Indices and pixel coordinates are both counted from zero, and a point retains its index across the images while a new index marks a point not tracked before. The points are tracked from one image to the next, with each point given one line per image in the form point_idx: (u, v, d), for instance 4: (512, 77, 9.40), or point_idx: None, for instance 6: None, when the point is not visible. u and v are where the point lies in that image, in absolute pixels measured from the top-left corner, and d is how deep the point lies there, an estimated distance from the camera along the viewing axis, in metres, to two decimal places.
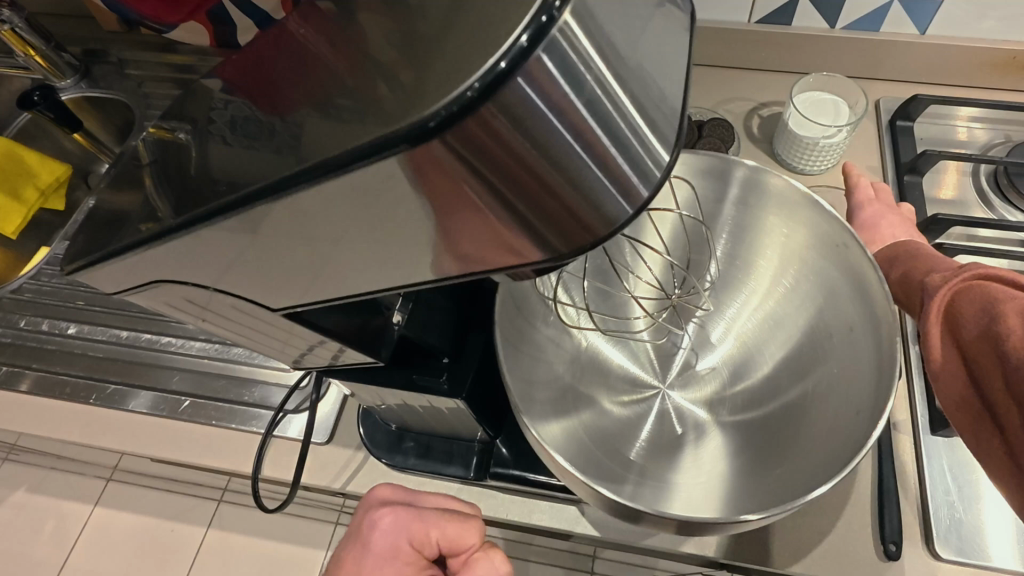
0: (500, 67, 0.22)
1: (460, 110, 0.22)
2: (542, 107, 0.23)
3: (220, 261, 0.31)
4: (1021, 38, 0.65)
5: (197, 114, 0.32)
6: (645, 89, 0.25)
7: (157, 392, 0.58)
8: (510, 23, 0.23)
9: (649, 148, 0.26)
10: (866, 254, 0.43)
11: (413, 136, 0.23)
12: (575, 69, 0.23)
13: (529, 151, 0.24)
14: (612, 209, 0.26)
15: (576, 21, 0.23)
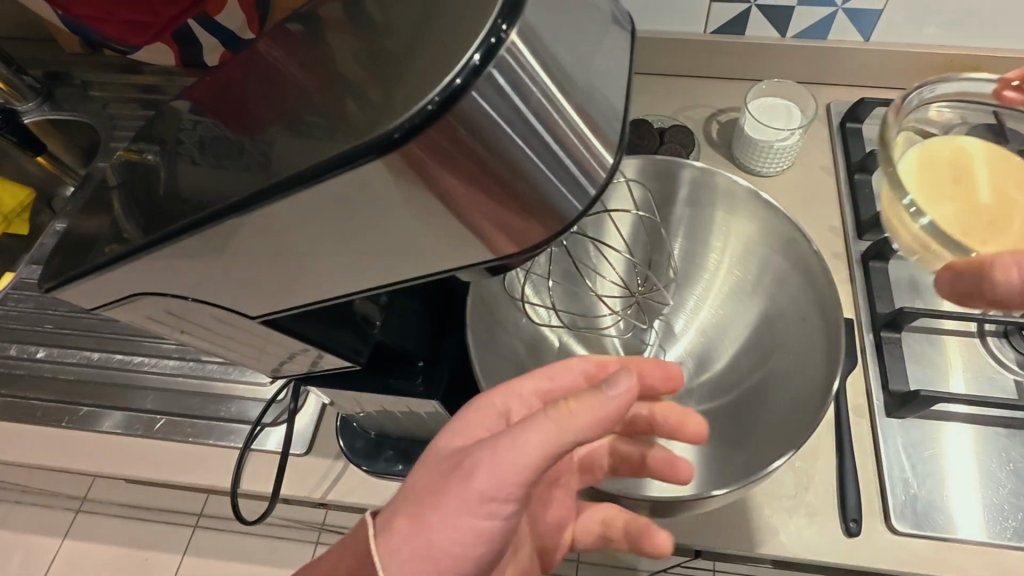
0: (455, 83, 0.24)
1: (421, 124, 0.24)
2: (495, 117, 0.25)
3: (198, 272, 0.32)
4: (956, 43, 0.70)
5: (166, 135, 0.33)
6: (590, 99, 0.27)
7: (131, 412, 0.57)
8: (462, 43, 0.24)
9: (594, 151, 0.27)
10: (810, 244, 0.47)
11: (380, 146, 0.24)
12: (522, 83, 0.25)
13: (486, 158, 0.25)
14: (565, 207, 0.28)
15: (523, 40, 0.25)
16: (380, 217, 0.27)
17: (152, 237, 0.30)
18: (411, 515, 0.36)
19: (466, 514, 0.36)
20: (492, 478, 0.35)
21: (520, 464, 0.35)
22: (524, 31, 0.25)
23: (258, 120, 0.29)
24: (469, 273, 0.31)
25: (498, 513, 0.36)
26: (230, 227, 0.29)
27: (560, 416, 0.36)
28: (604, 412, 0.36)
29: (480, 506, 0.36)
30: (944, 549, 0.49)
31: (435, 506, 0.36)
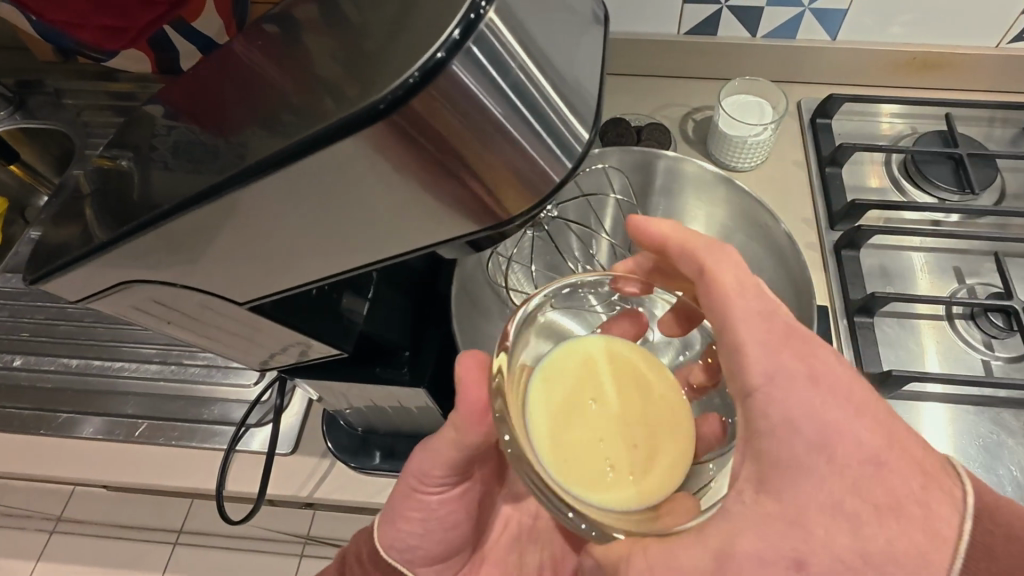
0: (436, 57, 0.24)
1: (405, 95, 0.24)
2: (475, 90, 0.25)
3: (185, 258, 0.32)
4: (920, 42, 0.72)
5: (140, 142, 0.34)
6: (564, 77, 0.27)
7: (112, 418, 0.56)
8: (442, 20, 0.25)
9: (570, 126, 0.28)
10: (782, 227, 0.48)
11: (365, 118, 0.25)
12: (501, 57, 0.25)
13: (468, 130, 0.26)
14: (543, 181, 0.28)
15: (501, 16, 0.25)
16: (364, 196, 0.28)
17: (125, 227, 0.31)
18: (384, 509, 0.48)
19: (412, 499, 0.45)
20: (418, 472, 0.44)
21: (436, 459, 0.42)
22: (501, 8, 0.25)
23: (238, 122, 0.29)
24: (450, 249, 0.32)
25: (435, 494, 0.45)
26: (218, 210, 0.29)
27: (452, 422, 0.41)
28: (475, 412, 0.39)
29: (418, 493, 0.45)
30: None
31: (395, 500, 0.46)
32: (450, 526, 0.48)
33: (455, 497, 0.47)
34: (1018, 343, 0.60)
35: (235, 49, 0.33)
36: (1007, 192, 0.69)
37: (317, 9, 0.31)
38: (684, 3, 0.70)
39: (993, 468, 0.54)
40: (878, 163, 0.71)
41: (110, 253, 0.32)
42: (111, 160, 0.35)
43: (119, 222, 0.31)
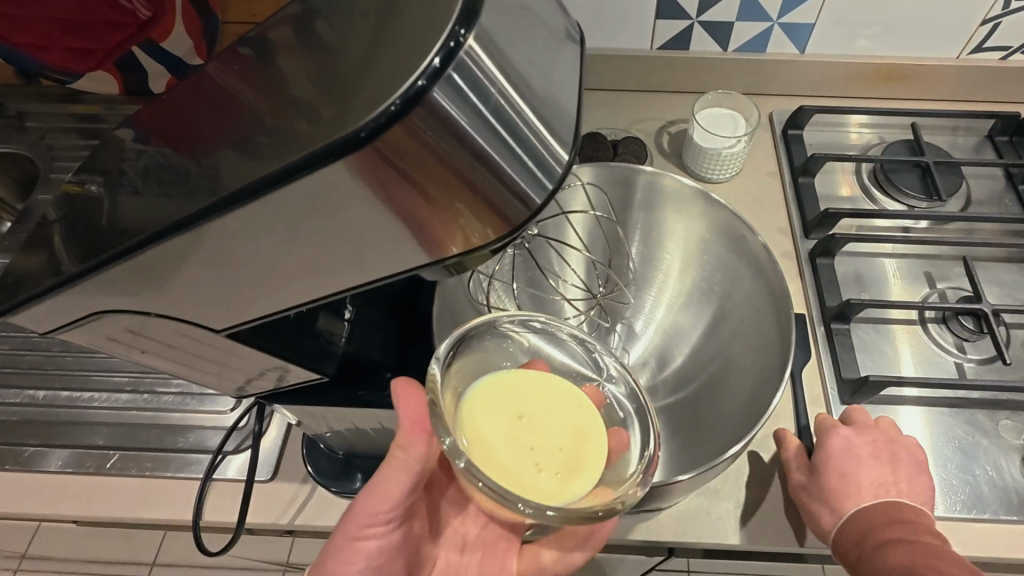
0: (417, 85, 0.24)
1: (386, 123, 0.24)
2: (456, 116, 0.25)
3: (159, 286, 0.31)
4: (885, 54, 0.74)
5: (109, 166, 0.33)
6: (543, 98, 0.27)
7: (81, 450, 0.54)
8: (422, 48, 0.25)
9: (550, 148, 0.28)
10: (759, 240, 0.49)
11: (346, 146, 0.24)
12: (480, 84, 0.25)
13: (450, 154, 0.26)
14: (525, 203, 0.28)
15: (480, 44, 0.25)
16: (346, 222, 0.27)
17: (93, 259, 0.30)
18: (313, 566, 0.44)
19: (353, 545, 0.43)
20: (362, 512, 0.42)
21: (384, 494, 0.42)
22: (481, 35, 0.25)
23: (214, 147, 0.28)
24: (431, 272, 0.31)
25: (377, 539, 0.43)
26: (195, 237, 0.28)
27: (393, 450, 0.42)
28: (412, 433, 0.41)
29: (359, 538, 0.43)
30: None
31: (331, 549, 0.43)
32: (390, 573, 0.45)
33: (398, 541, 0.45)
34: (989, 345, 0.61)
35: (206, 72, 0.32)
36: (972, 198, 0.70)
37: (292, 34, 0.30)
38: (656, 19, 0.71)
39: (970, 468, 0.54)
40: (848, 172, 0.73)
41: (81, 286, 0.31)
42: (78, 185, 0.33)
43: (87, 253, 0.30)
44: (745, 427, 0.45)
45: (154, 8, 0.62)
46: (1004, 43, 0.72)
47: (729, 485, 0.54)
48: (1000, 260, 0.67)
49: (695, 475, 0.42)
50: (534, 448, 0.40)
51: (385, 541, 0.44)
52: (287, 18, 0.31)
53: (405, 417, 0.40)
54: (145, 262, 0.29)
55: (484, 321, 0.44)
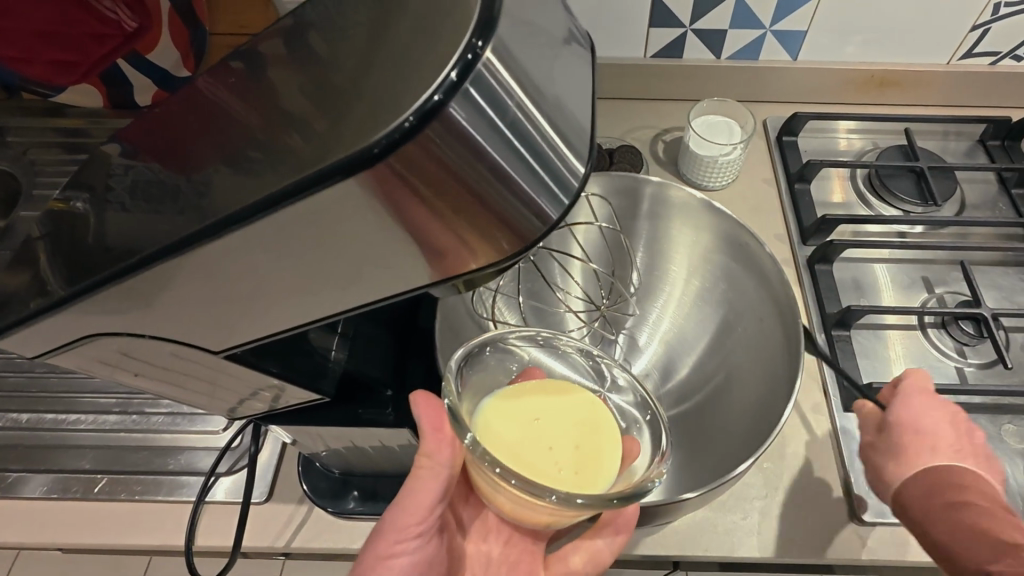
0: (433, 99, 0.23)
1: (401, 139, 0.23)
2: (473, 132, 0.24)
3: (154, 308, 0.30)
4: (877, 60, 0.74)
5: (96, 182, 0.31)
6: (560, 110, 0.26)
7: (68, 474, 0.52)
8: (436, 60, 0.24)
9: (567, 162, 0.27)
10: (765, 250, 0.49)
11: (357, 163, 0.23)
12: (497, 97, 0.24)
13: (464, 170, 0.25)
14: (540, 220, 0.27)
15: (497, 56, 0.24)
16: (356, 238, 0.26)
17: (81, 281, 0.29)
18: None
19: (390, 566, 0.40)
20: (397, 529, 0.40)
21: (415, 508, 0.40)
22: (498, 47, 0.24)
23: (208, 163, 0.27)
24: (440, 290, 0.30)
25: (414, 557, 0.41)
26: (194, 257, 0.27)
27: (419, 462, 0.40)
28: (438, 442, 0.40)
29: (396, 558, 0.40)
30: (905, 533, 0.52)
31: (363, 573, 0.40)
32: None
33: (433, 558, 0.43)
34: (989, 349, 0.60)
35: (199, 86, 0.31)
36: (967, 203, 0.70)
37: (285, 47, 0.30)
38: (649, 27, 0.70)
39: None
40: (844, 178, 0.73)
41: (69, 310, 0.29)
42: (64, 202, 0.32)
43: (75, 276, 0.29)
44: (755, 438, 0.44)
45: (141, 18, 0.60)
46: (993, 49, 0.73)
47: (734, 497, 0.53)
48: (997, 264, 0.67)
49: (703, 492, 0.41)
50: (551, 446, 0.41)
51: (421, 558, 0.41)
52: (284, 32, 0.31)
53: (427, 426, 0.39)
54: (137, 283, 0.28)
55: (488, 339, 0.45)
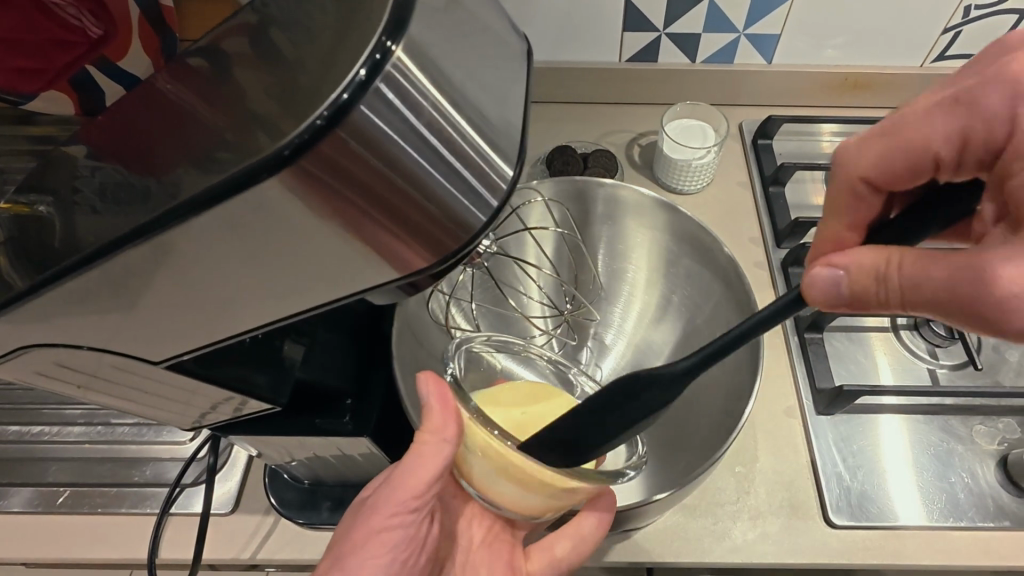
0: (342, 98, 0.23)
1: (312, 138, 0.23)
2: (389, 133, 0.25)
3: (92, 318, 0.30)
4: (852, 63, 0.74)
5: (60, 185, 0.30)
6: (483, 112, 0.27)
7: (32, 488, 0.52)
8: (348, 62, 0.24)
9: (491, 162, 0.27)
10: (724, 250, 0.49)
11: (271, 166, 0.24)
12: (412, 98, 0.25)
13: (383, 170, 0.25)
14: (468, 219, 0.28)
15: (410, 56, 0.25)
16: (295, 242, 0.26)
17: (42, 276, 0.28)
18: (328, 562, 0.40)
19: (381, 537, 0.40)
20: (394, 501, 0.40)
21: (414, 482, 0.40)
22: (410, 47, 0.25)
23: (175, 166, 0.26)
24: (381, 295, 0.30)
25: (406, 529, 0.41)
26: (127, 266, 0.27)
27: (423, 436, 0.40)
28: (444, 417, 0.40)
29: (387, 530, 0.40)
30: (879, 536, 0.51)
31: (353, 543, 0.40)
32: (413, 570, 0.43)
33: (422, 534, 0.43)
34: (961, 350, 0.60)
35: (167, 93, 0.30)
36: None
37: (249, 47, 0.30)
38: (624, 31, 0.70)
39: (946, 475, 0.53)
40: (818, 180, 0.72)
41: (31, 302, 0.29)
42: (26, 205, 0.31)
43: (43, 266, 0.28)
44: (718, 441, 0.44)
45: (105, 25, 0.57)
46: (966, 52, 0.73)
47: (705, 502, 0.53)
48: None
49: (672, 493, 0.41)
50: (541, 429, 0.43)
51: (411, 531, 0.41)
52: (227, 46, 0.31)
53: (437, 404, 0.40)
54: (94, 278, 0.27)
55: (455, 344, 0.44)
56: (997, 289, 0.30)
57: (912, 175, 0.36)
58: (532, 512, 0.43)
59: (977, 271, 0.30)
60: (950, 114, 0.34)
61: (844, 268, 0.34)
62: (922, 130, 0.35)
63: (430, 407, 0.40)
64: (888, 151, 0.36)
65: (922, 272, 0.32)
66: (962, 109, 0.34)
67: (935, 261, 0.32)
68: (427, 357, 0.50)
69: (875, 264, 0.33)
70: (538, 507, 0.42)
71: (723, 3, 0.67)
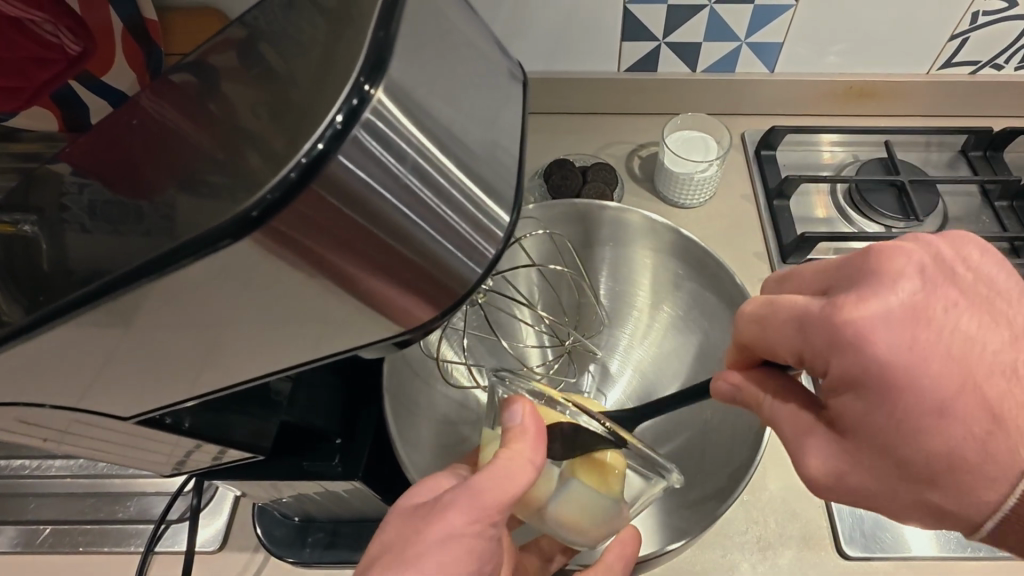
0: (317, 148, 0.22)
1: (283, 194, 0.21)
2: (371, 182, 0.23)
3: (55, 375, 0.28)
4: (857, 70, 0.72)
5: (45, 204, 0.28)
6: (474, 151, 0.25)
7: (13, 526, 0.50)
8: (322, 107, 0.22)
9: (484, 207, 0.26)
10: (734, 277, 0.47)
11: (235, 228, 0.21)
12: (395, 145, 0.23)
13: (363, 223, 0.23)
14: (461, 270, 0.26)
15: (391, 97, 0.23)
16: (285, 291, 0.24)
17: (40, 310, 0.25)
18: (392, 563, 0.35)
19: (459, 544, 0.36)
20: (478, 505, 0.36)
21: (504, 488, 0.36)
22: (390, 88, 0.23)
23: (164, 188, 0.25)
24: (374, 349, 0.29)
25: (490, 539, 0.37)
26: (86, 325, 0.25)
27: (508, 451, 0.37)
28: (535, 439, 0.38)
29: (473, 536, 0.36)
30: (893, 568, 0.49)
31: (428, 547, 0.35)
32: None
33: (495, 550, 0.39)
34: None
35: (149, 112, 0.29)
36: (950, 216, 0.67)
37: (238, 61, 0.28)
38: (622, 40, 0.68)
39: None
40: (823, 192, 0.70)
41: (20, 344, 0.25)
42: (9, 226, 0.29)
43: (34, 302, 0.25)
44: (732, 485, 0.44)
45: (84, 41, 0.53)
46: (973, 58, 0.71)
47: (713, 534, 0.51)
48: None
49: (687, 542, 0.42)
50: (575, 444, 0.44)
51: (494, 541, 0.37)
52: (210, 69, 0.29)
53: (530, 430, 0.38)
54: (81, 325, 0.25)
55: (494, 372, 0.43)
56: (803, 470, 0.33)
57: (774, 358, 0.35)
58: (577, 526, 0.41)
59: (796, 444, 0.34)
60: (798, 331, 0.32)
61: (737, 384, 0.37)
62: (779, 331, 0.33)
63: (522, 430, 0.38)
64: (760, 334, 0.35)
65: (780, 420, 0.34)
66: (801, 333, 0.32)
67: (791, 413, 0.34)
68: (419, 391, 0.48)
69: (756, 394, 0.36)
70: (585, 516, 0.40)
71: (724, 10, 0.65)
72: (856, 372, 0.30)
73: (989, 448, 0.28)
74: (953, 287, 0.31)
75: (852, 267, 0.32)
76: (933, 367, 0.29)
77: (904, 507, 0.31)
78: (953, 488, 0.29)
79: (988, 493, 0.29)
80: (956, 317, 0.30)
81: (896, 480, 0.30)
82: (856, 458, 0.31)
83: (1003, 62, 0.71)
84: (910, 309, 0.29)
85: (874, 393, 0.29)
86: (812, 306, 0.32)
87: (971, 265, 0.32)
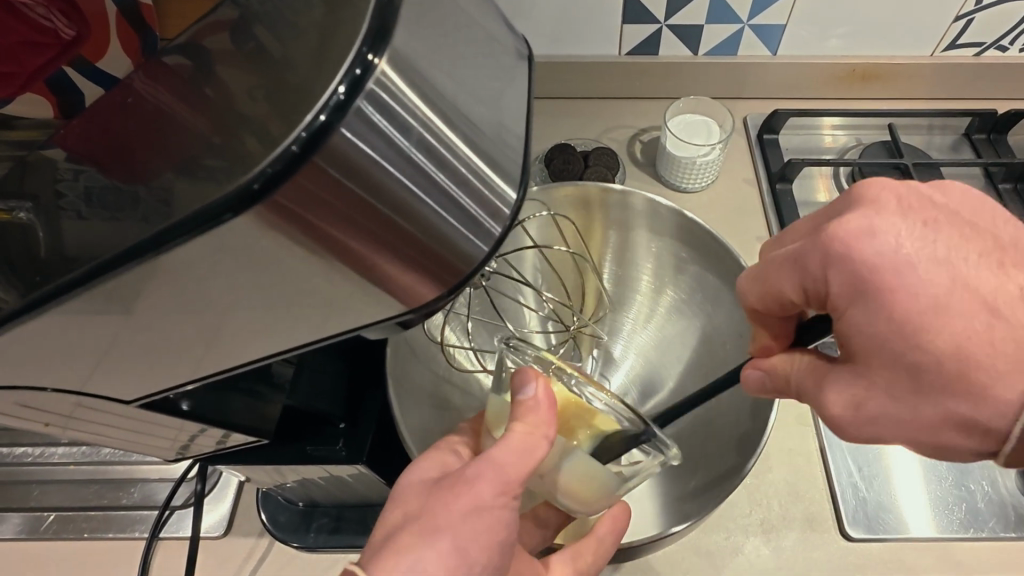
0: (319, 120, 0.21)
1: (285, 167, 0.21)
2: (375, 157, 0.23)
3: (56, 360, 0.27)
4: (860, 53, 0.72)
5: (41, 189, 0.28)
6: (479, 126, 0.25)
7: (18, 513, 0.50)
8: (324, 80, 0.22)
9: (491, 184, 0.25)
10: (737, 261, 0.47)
11: (237, 203, 0.21)
12: (400, 118, 0.23)
13: (367, 198, 0.23)
14: (467, 249, 0.26)
15: (395, 69, 0.23)
16: (285, 271, 0.24)
17: (37, 293, 0.24)
18: (419, 533, 0.35)
19: (485, 516, 0.36)
20: (502, 480, 0.36)
21: (525, 462, 0.36)
22: (394, 59, 0.23)
23: (160, 172, 0.24)
24: (377, 330, 0.29)
25: (513, 509, 0.37)
26: (84, 308, 0.24)
27: (524, 426, 0.37)
28: (549, 413, 0.38)
29: (498, 508, 0.36)
30: (896, 549, 0.49)
31: (457, 520, 0.35)
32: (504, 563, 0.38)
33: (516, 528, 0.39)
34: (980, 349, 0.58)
35: (143, 95, 0.28)
36: None
37: (232, 43, 0.28)
38: (624, 23, 0.67)
39: (964, 482, 0.51)
40: (828, 176, 0.69)
41: (18, 328, 0.25)
42: (4, 211, 0.28)
43: (31, 286, 0.25)
44: (737, 467, 0.44)
45: (77, 25, 0.48)
46: (978, 39, 0.70)
47: (718, 518, 0.51)
48: None
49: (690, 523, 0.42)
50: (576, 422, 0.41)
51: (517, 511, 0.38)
52: (204, 50, 0.28)
53: (544, 403, 0.38)
54: (80, 308, 0.24)
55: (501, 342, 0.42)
56: (828, 409, 0.35)
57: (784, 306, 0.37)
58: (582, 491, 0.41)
59: (819, 387, 0.35)
60: (796, 267, 0.35)
61: (766, 368, 0.37)
62: (784, 277, 0.36)
63: (536, 404, 0.38)
64: (768, 286, 0.37)
65: (804, 378, 0.36)
66: (799, 267, 0.35)
67: (809, 370, 0.36)
68: (422, 376, 0.48)
69: (778, 368, 0.37)
70: (590, 481, 0.40)
71: None
72: (858, 285, 0.33)
73: (992, 344, 0.31)
74: (929, 209, 0.35)
75: (828, 210, 0.36)
76: (924, 272, 0.32)
77: (931, 424, 0.33)
78: (971, 390, 0.32)
79: (998, 391, 0.31)
80: (939, 236, 0.33)
81: (910, 389, 0.33)
82: (869, 379, 0.34)
83: (1008, 43, 0.70)
84: (890, 224, 0.33)
85: (875, 304, 0.32)
86: (803, 243, 0.35)
87: (942, 194, 0.36)
